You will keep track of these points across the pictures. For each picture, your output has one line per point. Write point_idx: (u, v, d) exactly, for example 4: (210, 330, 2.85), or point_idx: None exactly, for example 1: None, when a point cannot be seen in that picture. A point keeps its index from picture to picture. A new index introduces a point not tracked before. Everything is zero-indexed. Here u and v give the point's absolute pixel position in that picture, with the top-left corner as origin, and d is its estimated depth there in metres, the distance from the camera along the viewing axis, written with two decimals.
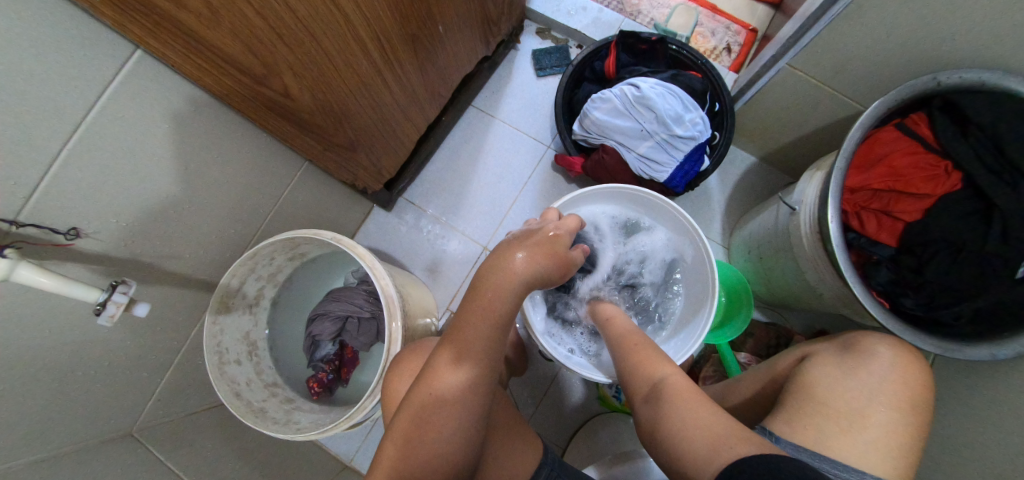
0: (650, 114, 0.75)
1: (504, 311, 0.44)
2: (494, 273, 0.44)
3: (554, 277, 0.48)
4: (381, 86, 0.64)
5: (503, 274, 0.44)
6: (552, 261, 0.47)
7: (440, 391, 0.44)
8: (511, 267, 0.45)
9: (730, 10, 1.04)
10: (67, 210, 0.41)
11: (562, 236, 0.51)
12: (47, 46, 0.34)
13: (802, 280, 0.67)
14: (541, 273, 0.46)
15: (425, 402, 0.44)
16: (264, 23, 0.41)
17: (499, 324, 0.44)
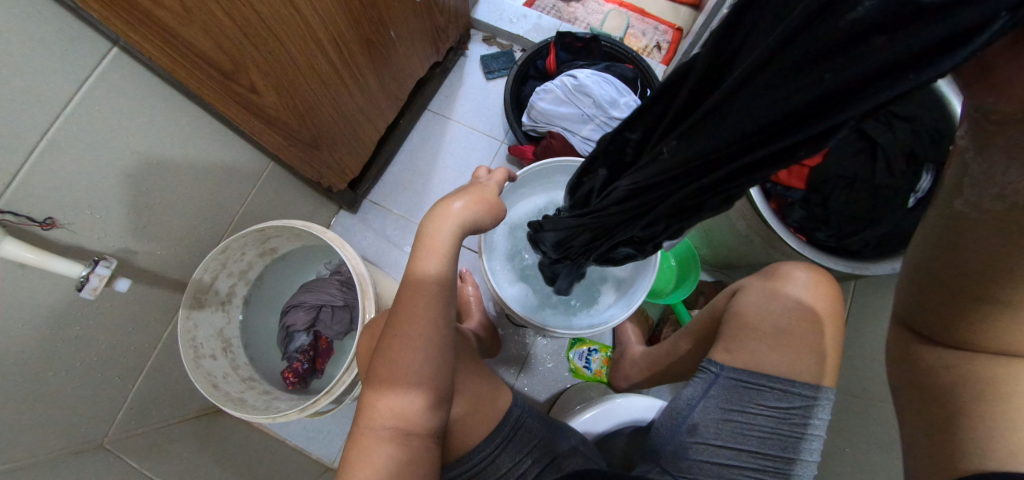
0: (588, 100, 0.83)
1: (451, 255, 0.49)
2: (433, 221, 0.51)
3: (487, 223, 0.54)
4: (341, 87, 0.70)
5: (438, 224, 0.51)
6: (481, 206, 0.53)
7: (403, 347, 0.48)
8: (443, 216, 0.51)
9: (656, 12, 1.16)
10: (43, 201, 0.44)
11: (490, 186, 0.57)
12: (27, 45, 0.38)
13: (735, 231, 0.75)
14: (476, 218, 0.52)
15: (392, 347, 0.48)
16: (232, 22, 0.46)
17: (449, 262, 0.51)
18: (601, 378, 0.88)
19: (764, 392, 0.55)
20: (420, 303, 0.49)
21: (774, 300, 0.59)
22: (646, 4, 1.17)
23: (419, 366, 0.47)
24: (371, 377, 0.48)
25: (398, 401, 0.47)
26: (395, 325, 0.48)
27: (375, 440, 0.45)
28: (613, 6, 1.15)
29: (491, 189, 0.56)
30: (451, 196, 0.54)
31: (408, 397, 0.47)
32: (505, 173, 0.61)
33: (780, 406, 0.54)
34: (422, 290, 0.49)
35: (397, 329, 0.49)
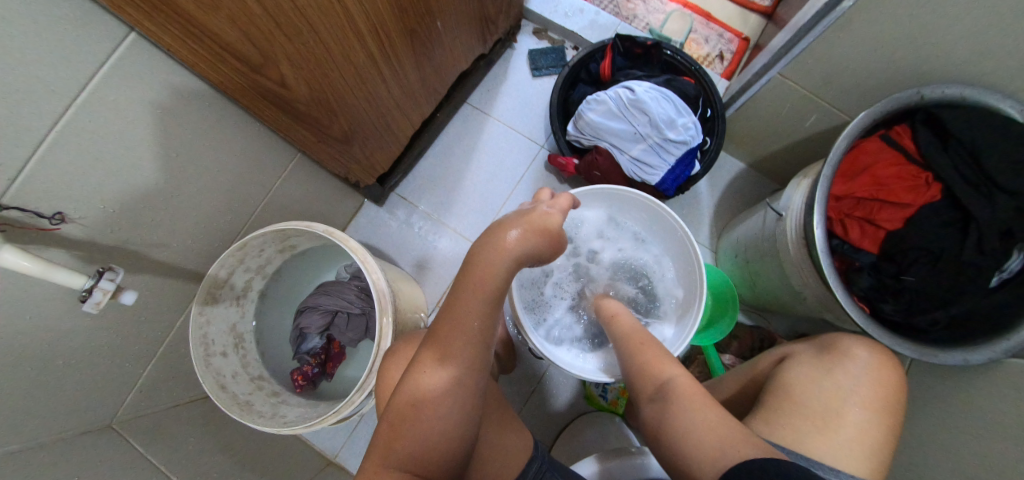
0: (643, 118, 0.76)
1: (496, 293, 0.45)
2: (488, 250, 0.44)
3: (544, 256, 0.48)
4: (378, 80, 0.64)
5: (495, 254, 0.44)
6: (541, 238, 0.47)
7: (428, 390, 0.44)
8: (501, 245, 0.44)
9: (724, 18, 1.06)
10: (53, 195, 0.40)
11: (554, 214, 0.51)
12: (36, 29, 0.33)
13: (786, 284, 0.69)
14: (533, 252, 0.46)
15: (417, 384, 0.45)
16: (266, 14, 0.41)
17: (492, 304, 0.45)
18: (615, 409, 0.85)
19: None
20: (454, 343, 0.44)
21: (830, 375, 0.57)
22: (714, 7, 1.06)
23: (466, 359, 0.44)
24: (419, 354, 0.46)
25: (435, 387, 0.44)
26: (450, 314, 0.45)
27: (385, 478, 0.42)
28: (677, 6, 1.05)
29: (554, 218, 0.50)
30: (508, 221, 0.47)
31: (443, 398, 0.44)
32: (568, 200, 0.56)
33: None
34: (456, 331, 0.44)
35: (427, 366, 0.45)
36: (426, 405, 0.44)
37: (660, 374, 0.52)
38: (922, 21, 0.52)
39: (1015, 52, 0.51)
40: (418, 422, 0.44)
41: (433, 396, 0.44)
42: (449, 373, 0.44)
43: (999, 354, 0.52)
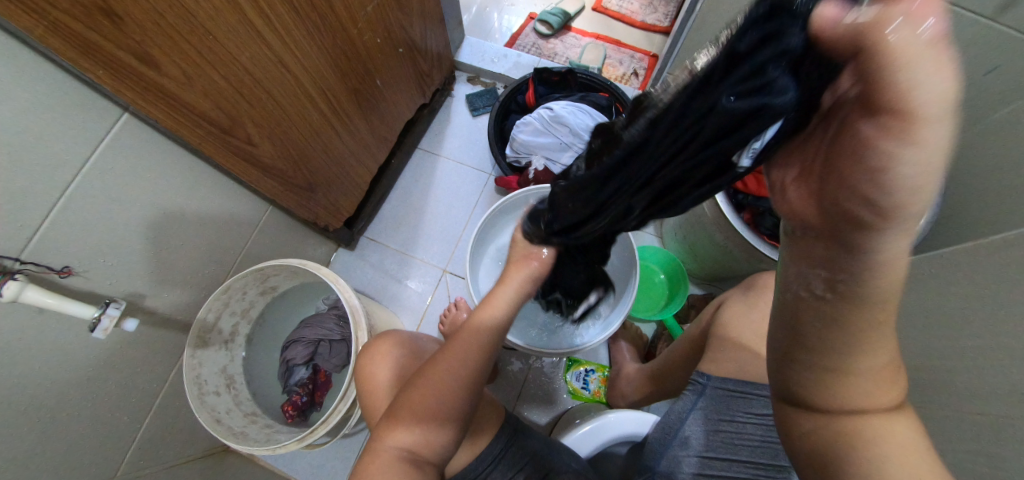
0: (565, 129, 0.88)
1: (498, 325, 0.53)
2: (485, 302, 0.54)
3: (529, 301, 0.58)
4: (333, 134, 0.76)
5: (488, 309, 0.54)
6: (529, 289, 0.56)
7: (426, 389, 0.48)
8: (492, 302, 0.54)
9: (632, 42, 1.23)
10: (61, 251, 0.49)
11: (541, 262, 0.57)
12: (48, 115, 0.43)
13: (715, 244, 0.77)
14: (518, 301, 0.56)
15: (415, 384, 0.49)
16: (228, 84, 0.52)
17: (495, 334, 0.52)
18: (600, 398, 0.89)
19: (751, 401, 0.55)
20: (457, 356, 0.50)
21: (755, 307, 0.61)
22: (621, 35, 1.24)
23: (464, 370, 0.49)
24: (398, 397, 0.50)
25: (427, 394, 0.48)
26: (445, 352, 0.51)
27: (387, 458, 0.45)
28: (590, 39, 1.23)
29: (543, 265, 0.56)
30: (506, 275, 0.56)
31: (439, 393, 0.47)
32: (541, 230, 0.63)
33: (766, 415, 0.54)
34: (461, 347, 0.51)
35: (427, 369, 0.50)
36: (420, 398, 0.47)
37: (865, 330, 0.30)
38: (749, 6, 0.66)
39: None
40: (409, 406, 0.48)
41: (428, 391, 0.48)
42: (426, 405, 0.47)
43: None
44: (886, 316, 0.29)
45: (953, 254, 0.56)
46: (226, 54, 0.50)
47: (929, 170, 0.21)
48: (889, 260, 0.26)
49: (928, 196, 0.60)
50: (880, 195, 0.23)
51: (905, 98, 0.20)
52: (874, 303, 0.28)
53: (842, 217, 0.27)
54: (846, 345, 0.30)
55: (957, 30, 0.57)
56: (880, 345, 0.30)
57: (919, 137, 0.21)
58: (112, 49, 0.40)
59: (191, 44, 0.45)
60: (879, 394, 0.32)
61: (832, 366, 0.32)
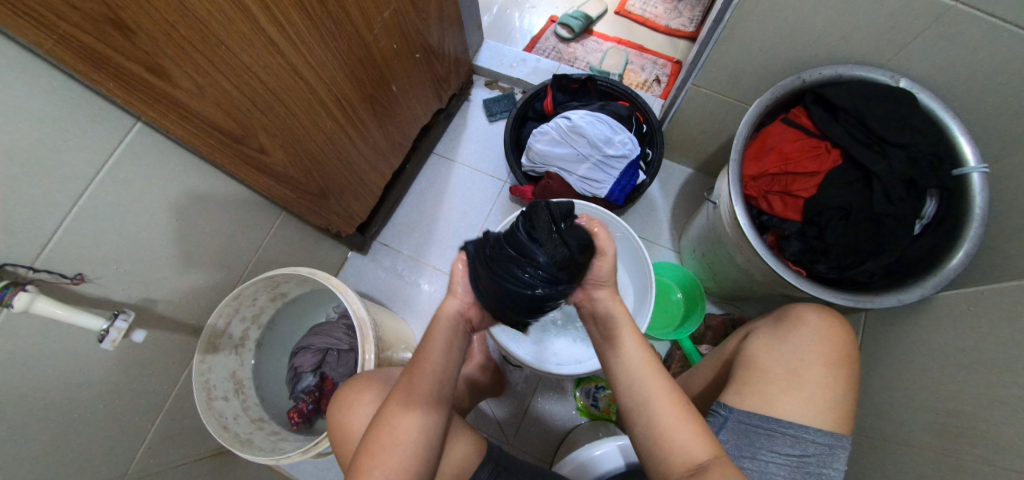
0: (583, 140, 0.86)
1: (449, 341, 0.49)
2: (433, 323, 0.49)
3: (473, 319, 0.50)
4: (345, 140, 0.75)
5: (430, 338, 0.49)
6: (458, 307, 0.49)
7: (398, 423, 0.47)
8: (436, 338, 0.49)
9: (655, 47, 1.19)
10: (74, 259, 0.49)
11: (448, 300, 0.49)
12: (63, 125, 0.43)
13: (736, 265, 0.74)
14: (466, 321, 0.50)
15: (388, 417, 0.48)
16: (239, 93, 0.51)
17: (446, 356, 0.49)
18: (611, 416, 0.86)
19: (775, 438, 0.52)
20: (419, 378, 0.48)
21: (786, 341, 0.58)
22: (644, 40, 1.20)
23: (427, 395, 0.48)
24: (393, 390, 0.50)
25: (401, 425, 0.47)
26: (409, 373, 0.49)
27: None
28: (612, 44, 1.20)
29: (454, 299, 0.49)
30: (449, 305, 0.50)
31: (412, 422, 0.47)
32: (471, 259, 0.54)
33: (792, 454, 0.52)
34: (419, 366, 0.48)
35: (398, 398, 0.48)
36: (395, 432, 0.47)
37: (649, 384, 0.47)
38: (781, 18, 0.62)
39: (863, 32, 0.60)
40: (392, 435, 0.47)
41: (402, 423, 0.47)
42: (420, 398, 0.48)
43: (930, 290, 0.56)
44: (654, 366, 0.49)
45: (993, 291, 0.52)
46: (238, 63, 0.49)
47: (626, 334, 0.50)
48: (637, 359, 0.49)
49: (969, 229, 0.56)
50: (620, 368, 0.49)
51: (617, 353, 0.50)
52: (637, 365, 0.49)
53: (618, 356, 0.50)
54: (648, 393, 0.47)
55: (1010, 49, 0.53)
56: (668, 398, 0.46)
57: (614, 327, 0.51)
58: (122, 60, 0.39)
59: (202, 53, 0.45)
60: (689, 442, 0.44)
61: (648, 404, 0.47)
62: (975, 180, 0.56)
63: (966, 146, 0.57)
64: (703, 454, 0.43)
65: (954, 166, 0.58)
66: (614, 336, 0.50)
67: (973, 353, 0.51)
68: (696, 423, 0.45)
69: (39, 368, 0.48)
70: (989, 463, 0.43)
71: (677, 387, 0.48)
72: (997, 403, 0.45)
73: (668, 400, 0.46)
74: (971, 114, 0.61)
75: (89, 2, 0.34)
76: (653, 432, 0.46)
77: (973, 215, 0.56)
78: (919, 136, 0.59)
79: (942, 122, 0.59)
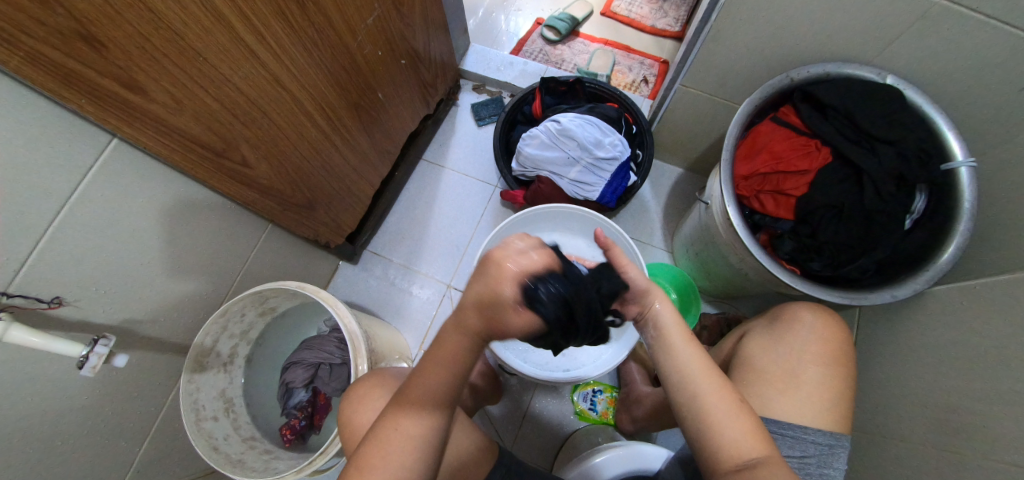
0: (573, 143, 0.85)
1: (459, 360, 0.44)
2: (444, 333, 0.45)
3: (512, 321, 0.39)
4: (332, 150, 0.74)
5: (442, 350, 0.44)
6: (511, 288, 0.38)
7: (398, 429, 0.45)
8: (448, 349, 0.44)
9: (641, 48, 1.19)
10: (50, 282, 0.47)
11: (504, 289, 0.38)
12: (34, 146, 0.42)
13: (729, 265, 0.74)
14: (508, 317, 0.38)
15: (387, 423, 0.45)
16: (220, 106, 0.50)
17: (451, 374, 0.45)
18: (607, 420, 0.87)
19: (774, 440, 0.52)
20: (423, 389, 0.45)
21: (782, 341, 0.58)
22: (631, 40, 1.20)
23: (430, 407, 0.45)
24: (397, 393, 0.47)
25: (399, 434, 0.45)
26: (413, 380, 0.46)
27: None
28: (598, 45, 1.19)
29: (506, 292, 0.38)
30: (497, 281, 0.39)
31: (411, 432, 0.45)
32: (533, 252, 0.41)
33: (793, 455, 0.51)
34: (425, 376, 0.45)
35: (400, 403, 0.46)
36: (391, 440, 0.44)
37: (697, 382, 0.46)
38: (766, 18, 0.62)
39: (847, 30, 0.60)
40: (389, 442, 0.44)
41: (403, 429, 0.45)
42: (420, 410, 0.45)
43: (922, 285, 0.56)
44: (705, 365, 0.47)
45: (984, 285, 0.53)
46: (219, 76, 0.48)
47: (678, 338, 0.49)
48: (687, 360, 0.48)
49: (959, 223, 0.56)
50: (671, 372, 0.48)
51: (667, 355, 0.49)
52: (687, 365, 0.48)
53: (670, 357, 0.49)
54: (697, 391, 0.46)
55: (992, 45, 0.54)
56: (720, 394, 0.45)
57: (664, 332, 0.50)
58: (94, 77, 0.38)
59: (180, 67, 0.43)
60: (742, 438, 0.43)
61: (697, 402, 0.46)
62: (964, 174, 0.56)
63: (953, 141, 0.58)
64: (754, 451, 0.43)
65: (943, 161, 0.59)
66: (664, 341, 0.50)
67: (966, 347, 0.51)
68: (750, 420, 0.44)
69: (17, 398, 0.46)
70: (987, 457, 0.43)
71: (730, 384, 0.47)
72: (992, 398, 0.45)
73: (723, 397, 0.45)
74: (955, 109, 0.61)
75: (57, 17, 0.33)
76: (702, 429, 0.45)
77: (961, 209, 0.56)
78: (906, 132, 0.59)
79: (929, 117, 0.60)
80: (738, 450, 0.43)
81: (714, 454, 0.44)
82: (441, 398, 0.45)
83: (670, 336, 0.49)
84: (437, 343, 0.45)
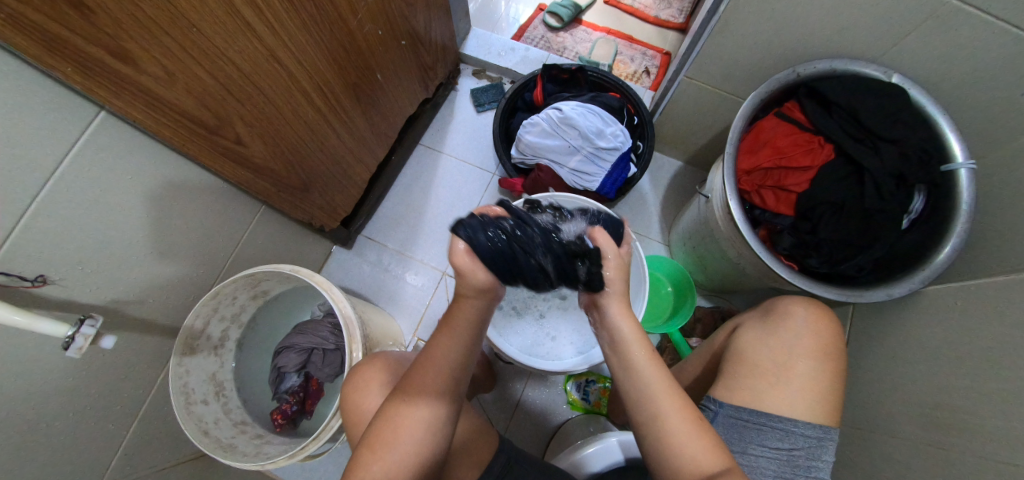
0: (574, 132, 0.85)
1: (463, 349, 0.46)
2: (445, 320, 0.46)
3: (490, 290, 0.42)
4: (329, 131, 0.72)
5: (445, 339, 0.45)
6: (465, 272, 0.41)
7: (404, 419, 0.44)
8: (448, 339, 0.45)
9: (644, 38, 1.18)
10: (33, 259, 0.45)
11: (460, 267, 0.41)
12: (18, 115, 0.39)
13: (727, 259, 0.74)
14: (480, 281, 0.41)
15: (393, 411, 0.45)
16: (215, 81, 0.48)
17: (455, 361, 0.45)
18: (600, 410, 0.88)
19: (764, 433, 0.53)
20: (428, 375, 0.45)
21: (773, 336, 0.58)
22: (634, 30, 1.19)
23: (439, 395, 0.45)
24: (398, 383, 0.47)
25: (410, 418, 0.44)
26: (415, 369, 0.46)
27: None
28: (601, 34, 1.18)
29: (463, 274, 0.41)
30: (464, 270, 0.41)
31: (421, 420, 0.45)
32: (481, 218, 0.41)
33: (782, 448, 0.52)
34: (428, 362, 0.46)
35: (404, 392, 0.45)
36: (400, 429, 0.44)
37: (658, 404, 0.44)
38: (776, 10, 0.62)
39: (855, 27, 0.60)
40: (398, 429, 0.44)
41: (411, 416, 0.45)
42: (426, 397, 0.45)
43: (917, 284, 0.57)
44: (665, 380, 0.45)
45: (978, 286, 0.54)
46: (214, 49, 0.46)
47: (636, 351, 0.46)
48: (643, 374, 0.46)
49: (955, 224, 0.56)
50: (627, 383, 0.47)
51: (625, 369, 0.47)
52: (644, 378, 0.46)
53: (626, 371, 0.46)
54: (659, 411, 0.44)
55: (999, 46, 0.54)
56: (680, 415, 0.44)
57: (620, 341, 0.47)
58: (80, 44, 0.36)
59: (173, 37, 0.41)
60: (701, 457, 0.43)
61: (655, 423, 0.44)
62: (964, 176, 0.57)
63: (954, 142, 0.58)
64: (714, 466, 0.42)
65: (943, 162, 0.59)
66: (621, 350, 0.47)
67: (959, 346, 0.52)
68: (709, 437, 0.44)
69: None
70: (976, 453, 0.44)
71: (689, 401, 0.45)
72: (983, 396, 0.46)
73: (681, 416, 0.44)
74: (958, 110, 0.61)
75: None
76: (660, 450, 0.44)
77: (959, 210, 0.56)
78: (909, 131, 0.59)
79: (932, 117, 0.60)
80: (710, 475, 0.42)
81: (670, 466, 0.44)
82: (446, 385, 0.45)
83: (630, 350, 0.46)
84: (437, 330, 0.46)
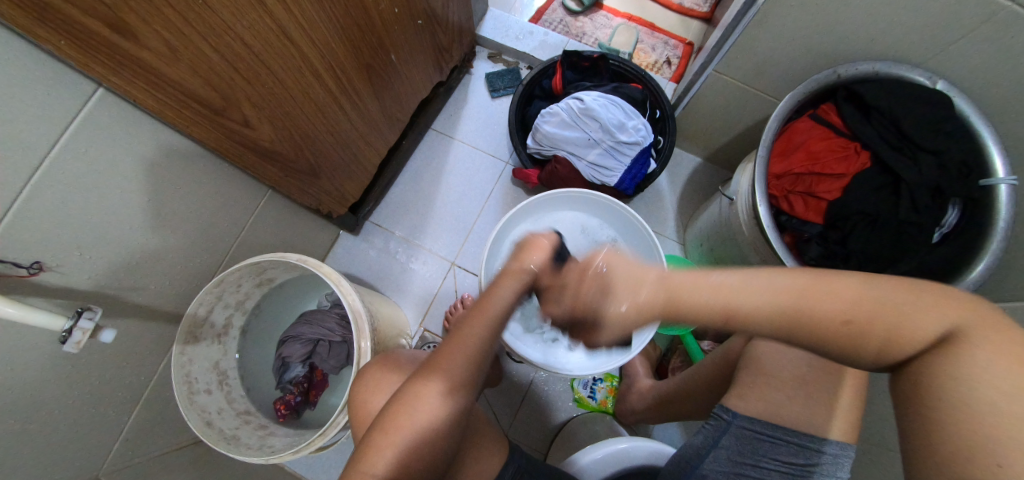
0: (596, 124, 0.81)
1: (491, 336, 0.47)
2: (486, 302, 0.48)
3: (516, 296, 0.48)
4: (340, 114, 0.68)
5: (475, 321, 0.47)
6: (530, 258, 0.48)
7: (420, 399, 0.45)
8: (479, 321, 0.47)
9: (666, 27, 1.13)
10: (28, 245, 0.42)
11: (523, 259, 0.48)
12: (10, 89, 0.36)
13: (746, 264, 0.73)
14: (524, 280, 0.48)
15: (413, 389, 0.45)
16: (221, 59, 0.44)
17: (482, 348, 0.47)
18: (606, 408, 0.88)
19: (777, 446, 0.51)
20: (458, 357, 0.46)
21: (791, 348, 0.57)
22: (656, 18, 1.14)
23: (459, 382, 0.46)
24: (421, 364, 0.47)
25: (425, 396, 0.45)
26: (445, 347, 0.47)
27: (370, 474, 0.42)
28: (622, 20, 1.13)
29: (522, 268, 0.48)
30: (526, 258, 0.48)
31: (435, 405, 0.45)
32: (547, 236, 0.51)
33: (796, 463, 0.50)
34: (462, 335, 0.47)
35: (432, 365, 0.46)
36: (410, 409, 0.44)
37: (814, 300, 0.32)
38: (821, 7, 0.58)
39: (904, 30, 0.57)
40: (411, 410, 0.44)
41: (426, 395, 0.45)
42: (451, 375, 0.46)
43: None
44: (806, 281, 0.33)
45: None
46: (222, 24, 0.42)
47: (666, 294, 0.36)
48: (731, 293, 0.34)
49: (990, 242, 0.55)
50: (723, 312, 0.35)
51: (703, 308, 0.35)
52: (758, 286, 0.34)
53: (719, 300, 0.34)
54: (822, 305, 0.32)
55: None
56: (848, 296, 0.32)
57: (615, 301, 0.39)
58: (72, 13, 0.32)
59: (176, 9, 0.37)
60: (911, 331, 0.31)
61: (821, 322, 0.32)
62: (1003, 191, 0.55)
63: (996, 155, 0.56)
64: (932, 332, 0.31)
65: (982, 176, 0.57)
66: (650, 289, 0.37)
67: None
68: (909, 302, 0.31)
69: None
70: None
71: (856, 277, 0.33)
72: None
73: (846, 300, 0.32)
74: (1003, 122, 0.59)
75: None
76: (867, 352, 0.32)
77: (995, 228, 0.55)
78: (951, 141, 0.57)
79: (974, 128, 0.57)
80: (980, 380, 0.28)
81: (866, 360, 0.33)
82: (468, 369, 0.46)
83: (690, 303, 0.35)
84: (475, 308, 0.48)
